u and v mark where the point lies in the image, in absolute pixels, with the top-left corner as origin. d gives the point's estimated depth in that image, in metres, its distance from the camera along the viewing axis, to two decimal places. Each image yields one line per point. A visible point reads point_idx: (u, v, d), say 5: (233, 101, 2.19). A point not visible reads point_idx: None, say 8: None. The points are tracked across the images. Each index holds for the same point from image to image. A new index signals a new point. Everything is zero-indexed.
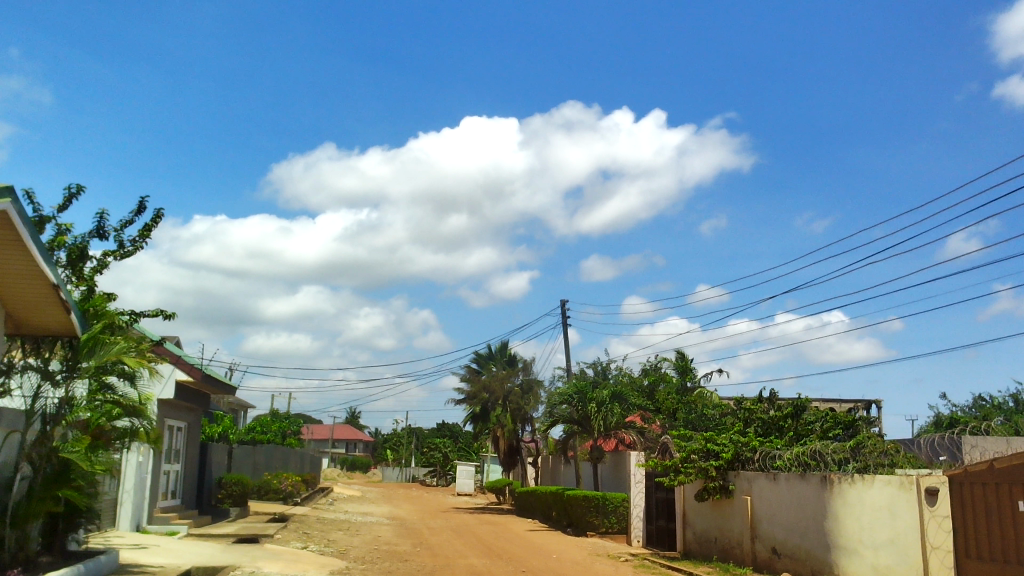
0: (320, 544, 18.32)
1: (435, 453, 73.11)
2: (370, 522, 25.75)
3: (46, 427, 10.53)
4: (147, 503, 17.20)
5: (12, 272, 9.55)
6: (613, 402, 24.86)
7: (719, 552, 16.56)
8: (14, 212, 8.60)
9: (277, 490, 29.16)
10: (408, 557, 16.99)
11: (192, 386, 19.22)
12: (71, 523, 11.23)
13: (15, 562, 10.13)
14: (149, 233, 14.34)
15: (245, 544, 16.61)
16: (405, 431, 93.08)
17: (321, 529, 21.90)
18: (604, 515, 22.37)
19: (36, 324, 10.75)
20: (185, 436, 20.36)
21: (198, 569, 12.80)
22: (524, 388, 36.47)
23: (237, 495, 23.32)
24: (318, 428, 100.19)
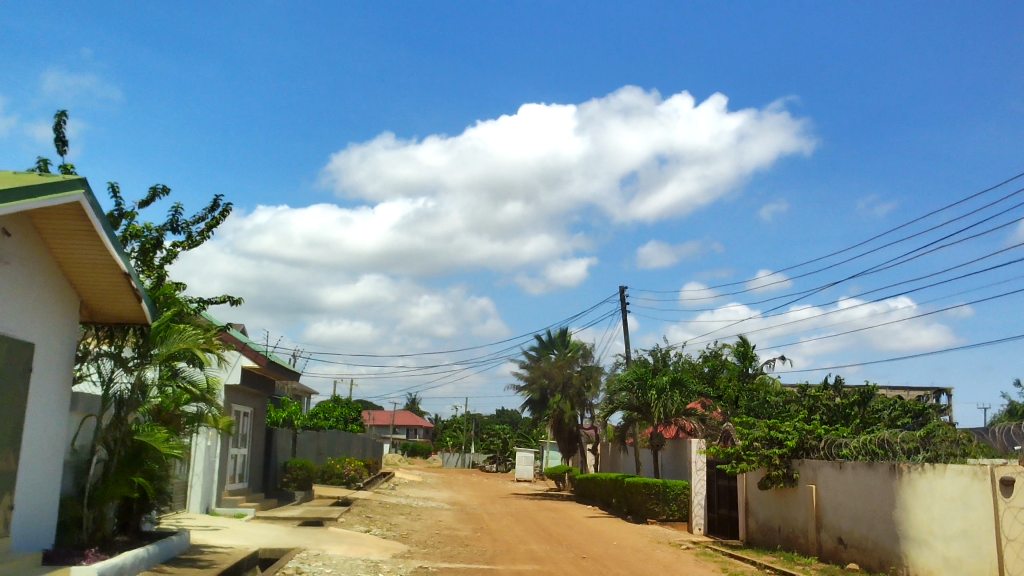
0: (382, 528, 18.58)
1: (493, 439, 73.59)
2: (431, 507, 25.99)
3: (121, 412, 10.85)
4: (215, 485, 17.65)
5: (88, 261, 9.82)
6: (673, 390, 24.60)
7: (782, 542, 16.31)
8: (87, 202, 8.80)
9: (340, 475, 29.64)
10: (468, 542, 17.14)
11: (257, 373, 19.63)
12: (144, 505, 11.57)
13: (93, 541, 10.50)
14: (217, 226, 14.67)
15: (310, 527, 16.96)
16: (464, 417, 93.85)
17: (383, 513, 22.21)
18: (665, 503, 22.20)
19: (109, 312, 11.08)
20: (251, 421, 20.82)
21: (265, 551, 13.10)
22: (584, 373, 36.15)
23: (302, 479, 23.82)
24: (379, 414, 101.61)
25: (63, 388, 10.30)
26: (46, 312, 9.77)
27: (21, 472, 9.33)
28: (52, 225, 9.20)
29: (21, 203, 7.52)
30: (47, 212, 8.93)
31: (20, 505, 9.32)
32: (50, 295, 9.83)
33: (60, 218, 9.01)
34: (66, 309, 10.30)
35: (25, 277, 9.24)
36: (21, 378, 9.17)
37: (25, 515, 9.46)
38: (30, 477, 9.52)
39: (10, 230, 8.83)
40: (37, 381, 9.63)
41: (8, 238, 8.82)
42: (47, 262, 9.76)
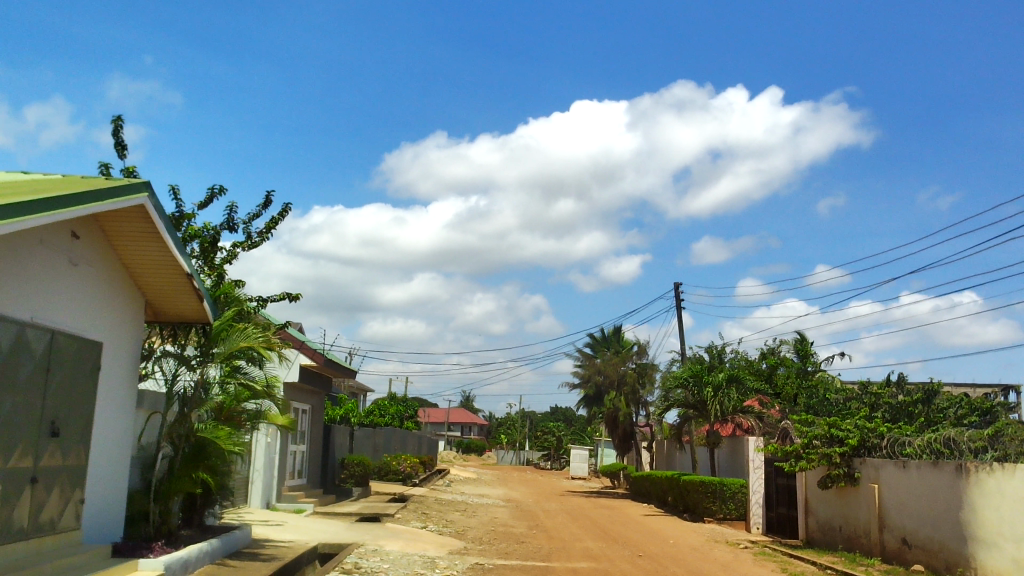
0: (438, 525, 18.73)
1: (547, 437, 73.55)
2: (486, 504, 26.07)
3: (184, 409, 11.13)
4: (275, 481, 17.99)
5: (152, 262, 10.09)
6: (730, 387, 24.29)
7: (844, 542, 16.01)
8: (151, 205, 9.05)
9: (396, 472, 29.92)
10: (524, 539, 17.19)
11: (314, 370, 19.94)
12: (207, 500, 11.83)
13: (159, 535, 10.78)
14: (275, 226, 14.95)
15: (367, 524, 17.18)
16: (518, 415, 93.97)
17: (439, 509, 22.39)
18: (722, 502, 21.94)
19: (172, 312, 11.39)
20: (310, 418, 21.17)
21: (324, 546, 13.31)
22: (639, 371, 35.65)
23: (359, 475, 24.14)
24: (434, 412, 102.33)
25: (130, 386, 10.60)
26: (113, 312, 10.06)
27: (91, 467, 9.62)
28: (117, 227, 9.47)
29: (89, 206, 7.78)
30: (111, 214, 9.20)
31: (91, 499, 9.62)
32: (116, 296, 10.12)
33: (126, 220, 9.27)
34: (131, 310, 10.62)
35: (93, 277, 9.52)
36: (89, 376, 9.46)
37: (95, 508, 9.75)
38: (100, 472, 9.82)
39: (78, 231, 9.11)
40: (105, 379, 9.92)
41: (77, 240, 9.11)
42: (113, 263, 10.05)
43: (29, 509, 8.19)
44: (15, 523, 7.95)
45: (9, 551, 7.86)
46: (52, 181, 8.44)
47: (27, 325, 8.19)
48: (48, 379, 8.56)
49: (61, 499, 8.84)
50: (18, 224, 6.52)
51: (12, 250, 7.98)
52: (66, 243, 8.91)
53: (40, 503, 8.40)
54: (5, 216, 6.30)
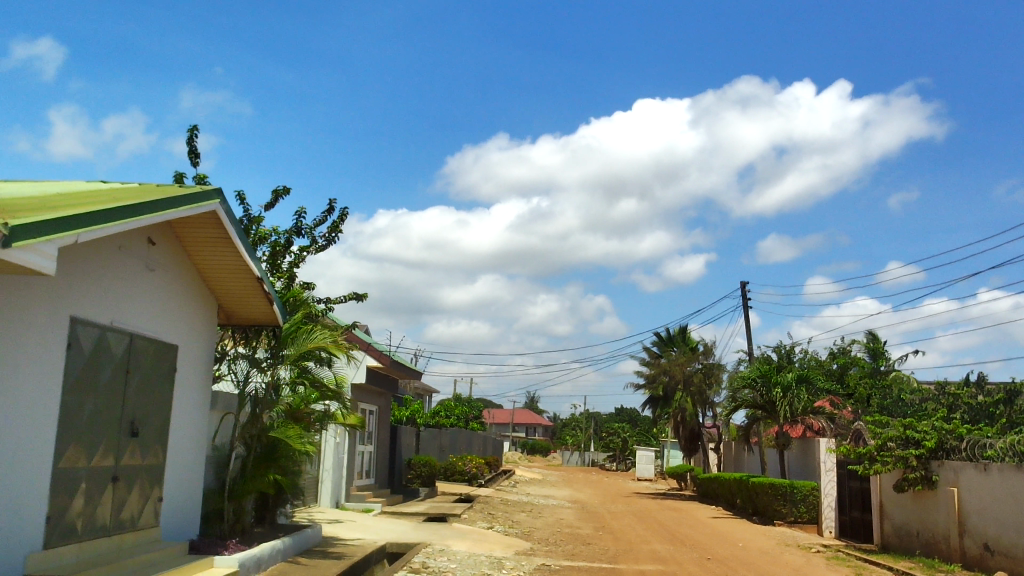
0: (504, 525, 18.78)
1: (613, 438, 73.10)
2: (553, 505, 26.07)
3: (256, 410, 11.39)
4: (344, 481, 18.28)
5: (224, 267, 10.35)
6: (800, 388, 23.79)
7: (921, 547, 15.52)
8: (222, 211, 9.29)
9: (462, 472, 30.07)
10: (590, 541, 17.12)
11: (381, 372, 20.22)
12: (279, 499, 12.08)
13: (233, 533, 11.05)
14: (339, 228, 15.20)
15: (434, 523, 17.34)
16: (583, 416, 93.64)
17: (505, 510, 22.47)
18: (793, 505, 21.46)
19: (243, 315, 11.66)
20: (377, 418, 21.45)
21: (392, 545, 13.47)
22: (706, 371, 35.19)
23: (425, 475, 24.36)
24: (499, 412, 102.58)
25: (204, 388, 10.89)
26: (187, 316, 10.36)
27: (168, 467, 9.91)
28: (191, 233, 9.73)
29: (164, 213, 8.01)
30: (186, 221, 9.47)
31: (168, 498, 9.92)
32: (190, 300, 10.41)
33: (198, 226, 9.52)
34: (205, 314, 10.90)
35: (169, 282, 9.81)
36: (166, 378, 9.74)
37: (172, 506, 10.03)
38: (177, 472, 10.11)
39: (154, 238, 9.40)
40: (181, 382, 10.21)
41: (152, 246, 9.40)
42: (188, 268, 10.34)
43: (111, 507, 8.49)
44: (97, 520, 8.24)
45: (93, 547, 8.16)
46: (129, 190, 8.72)
47: (107, 329, 8.48)
48: (128, 380, 8.85)
49: (140, 497, 9.12)
50: (97, 233, 6.73)
51: (93, 257, 8.28)
52: (142, 249, 9.20)
53: (121, 501, 8.70)
54: (86, 224, 6.53)
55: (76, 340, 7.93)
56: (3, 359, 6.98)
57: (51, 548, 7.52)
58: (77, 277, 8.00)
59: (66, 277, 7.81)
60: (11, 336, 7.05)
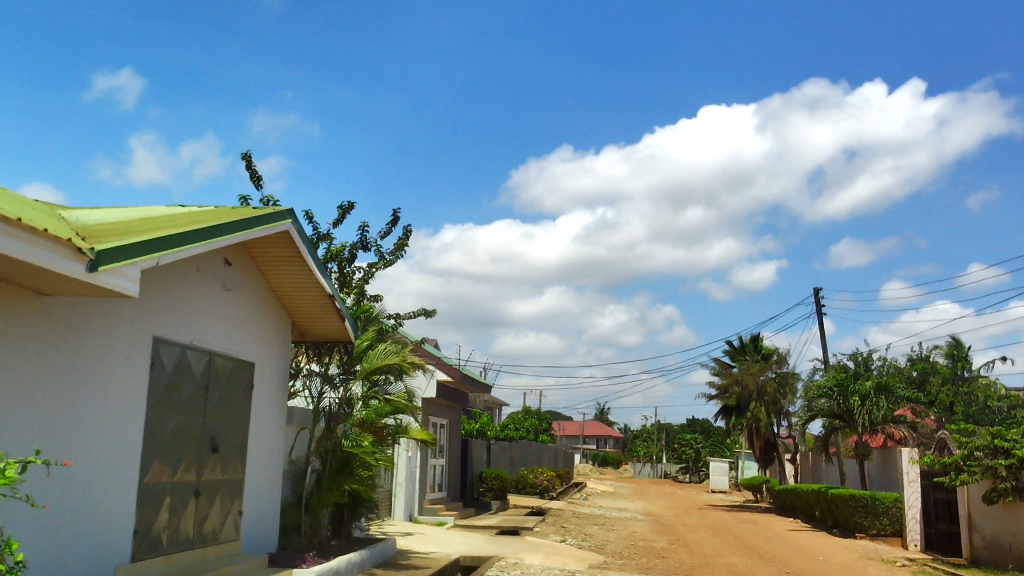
0: (577, 538, 18.68)
1: (685, 449, 72.04)
2: (626, 518, 25.81)
3: (330, 424, 11.56)
4: (417, 495, 18.44)
5: (297, 285, 10.59)
6: (878, 396, 23.10)
7: (1014, 561, 14.86)
8: (295, 231, 9.52)
9: (533, 485, 29.99)
10: (665, 554, 16.89)
11: (451, 386, 20.39)
12: (355, 512, 12.25)
13: (311, 545, 11.25)
14: (405, 244, 15.43)
15: (507, 536, 17.33)
16: (654, 428, 92.54)
17: (577, 522, 22.34)
18: (875, 517, 20.74)
19: (315, 331, 11.90)
20: (448, 432, 21.59)
21: (466, 558, 13.51)
22: (780, 381, 34.47)
23: (497, 489, 24.35)
24: (569, 425, 102.07)
25: (280, 404, 11.14)
26: (263, 334, 10.62)
27: (247, 482, 10.15)
28: (265, 253, 9.99)
29: (239, 235, 8.25)
30: (260, 241, 9.72)
31: (248, 511, 10.16)
32: (266, 318, 10.68)
33: (272, 246, 9.77)
34: (280, 331, 11.16)
35: (245, 301, 10.08)
36: (244, 395, 10.00)
37: (252, 520, 10.27)
38: (256, 486, 10.36)
39: (230, 258, 9.68)
40: (258, 398, 10.46)
41: (228, 266, 9.67)
42: (262, 286, 10.60)
43: (194, 520, 8.73)
44: (181, 533, 8.48)
45: (178, 559, 8.40)
46: (205, 213, 9.00)
47: (187, 348, 8.75)
48: (208, 398, 9.11)
49: (222, 511, 9.37)
50: (176, 255, 6.98)
51: (174, 279, 8.57)
52: (220, 270, 9.49)
53: (204, 514, 8.94)
54: (167, 247, 6.77)
55: (159, 361, 8.21)
56: (92, 380, 7.26)
57: (138, 561, 7.78)
58: (159, 298, 8.29)
59: (149, 300, 8.11)
60: (98, 360, 7.33)
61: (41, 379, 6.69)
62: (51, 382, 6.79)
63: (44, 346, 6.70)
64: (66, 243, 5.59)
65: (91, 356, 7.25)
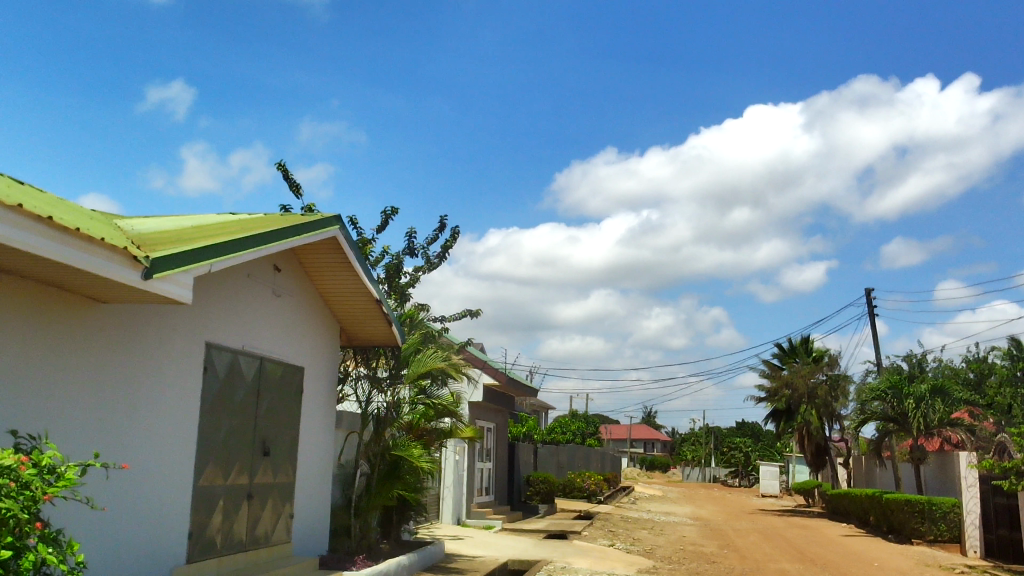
0: (626, 542, 18.56)
1: (734, 453, 71.19)
2: (675, 522, 25.59)
3: (378, 427, 11.63)
4: (465, 498, 18.49)
5: (345, 290, 10.71)
6: (934, 398, 22.61)
7: None
8: (342, 237, 9.62)
9: (581, 489, 29.87)
10: (716, 559, 16.71)
11: (497, 390, 20.42)
12: (403, 516, 12.32)
13: (360, 548, 11.35)
14: (450, 248, 15.51)
15: (555, 540, 17.29)
16: (703, 431, 91.59)
17: (626, 527, 22.18)
18: (932, 522, 20.23)
19: (363, 336, 12.02)
20: (495, 435, 21.64)
21: (513, 562, 13.51)
22: (831, 383, 33.87)
23: (545, 492, 24.31)
24: (616, 428, 101.52)
25: (329, 408, 11.27)
26: (312, 338, 10.76)
27: (298, 485, 10.29)
28: (313, 259, 10.12)
29: (287, 241, 8.37)
30: (308, 248, 9.86)
31: (299, 514, 10.29)
32: (315, 323, 10.83)
33: (320, 252, 9.89)
34: (328, 336, 11.29)
35: (294, 307, 10.22)
36: (294, 398, 10.14)
37: (303, 523, 10.40)
38: (306, 489, 10.49)
39: (279, 265, 9.84)
40: (308, 402, 10.60)
41: (278, 273, 9.82)
42: (311, 292, 10.75)
43: (247, 522, 8.88)
44: (234, 535, 8.63)
45: (232, 561, 8.55)
46: (255, 220, 9.16)
47: (239, 353, 8.90)
48: (259, 402, 9.26)
49: (273, 514, 9.52)
50: (227, 262, 7.11)
51: (225, 285, 8.73)
52: (270, 276, 9.64)
53: (256, 517, 9.08)
54: (218, 254, 6.91)
55: (212, 365, 8.37)
56: (147, 385, 7.43)
57: (194, 562, 7.94)
58: (212, 304, 8.45)
59: (202, 306, 8.27)
60: (153, 365, 7.49)
61: (99, 384, 6.86)
62: (108, 387, 6.95)
63: (101, 351, 6.87)
64: (123, 251, 5.75)
65: (146, 362, 7.41)
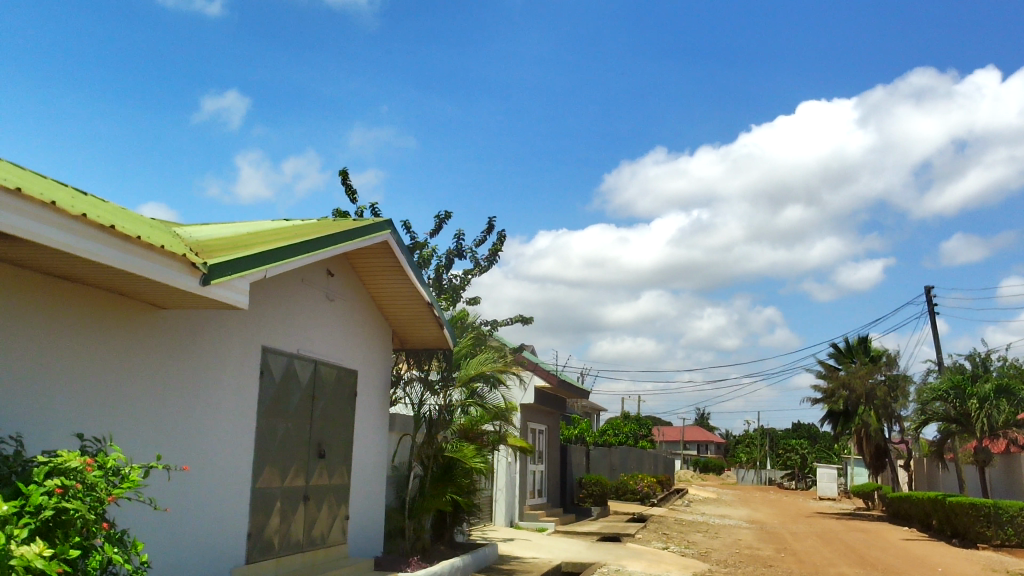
0: (681, 545, 18.39)
1: (790, 456, 69.98)
2: (730, 525, 25.28)
3: (432, 430, 11.65)
4: (517, 501, 18.50)
5: (397, 294, 10.81)
6: (1000, 399, 21.78)
7: None
8: (394, 241, 9.72)
9: (634, 491, 29.67)
10: (773, 563, 16.48)
11: (549, 392, 20.42)
12: (456, 518, 12.38)
13: (415, 550, 11.44)
14: (499, 250, 15.56)
15: (608, 543, 17.21)
16: (757, 433, 90.27)
17: (681, 530, 21.97)
18: (998, 527, 19.68)
19: (415, 339, 12.12)
20: (547, 438, 21.62)
21: (567, 564, 13.48)
22: (890, 384, 33.12)
23: (597, 495, 24.20)
24: (669, 430, 100.56)
25: (382, 411, 11.38)
26: (365, 342, 10.88)
27: (353, 487, 10.41)
28: (366, 263, 10.24)
29: (340, 246, 8.47)
30: (360, 252, 9.97)
31: (354, 515, 10.42)
32: (368, 327, 10.94)
33: (372, 256, 10.00)
34: (381, 339, 11.40)
35: (347, 311, 10.36)
36: (348, 401, 10.26)
37: (358, 524, 10.52)
38: (361, 491, 10.61)
39: (332, 269, 9.97)
40: (362, 405, 10.70)
41: (331, 277, 9.96)
42: (364, 296, 10.87)
43: (304, 524, 9.02)
44: (291, 536, 8.77)
45: (290, 561, 8.69)
46: (309, 226, 9.30)
47: (294, 358, 9.04)
48: (314, 406, 9.39)
49: (329, 515, 9.64)
50: (282, 267, 7.24)
51: (280, 290, 8.88)
52: (323, 280, 9.78)
53: (312, 518, 9.21)
54: (273, 260, 7.02)
55: (268, 369, 8.52)
56: (206, 389, 7.59)
57: (252, 562, 8.09)
58: (268, 310, 8.61)
59: (258, 311, 8.43)
60: (211, 371, 7.65)
61: (160, 389, 7.03)
62: (169, 392, 7.12)
63: (161, 357, 7.04)
64: (182, 258, 5.89)
65: (205, 367, 7.57)
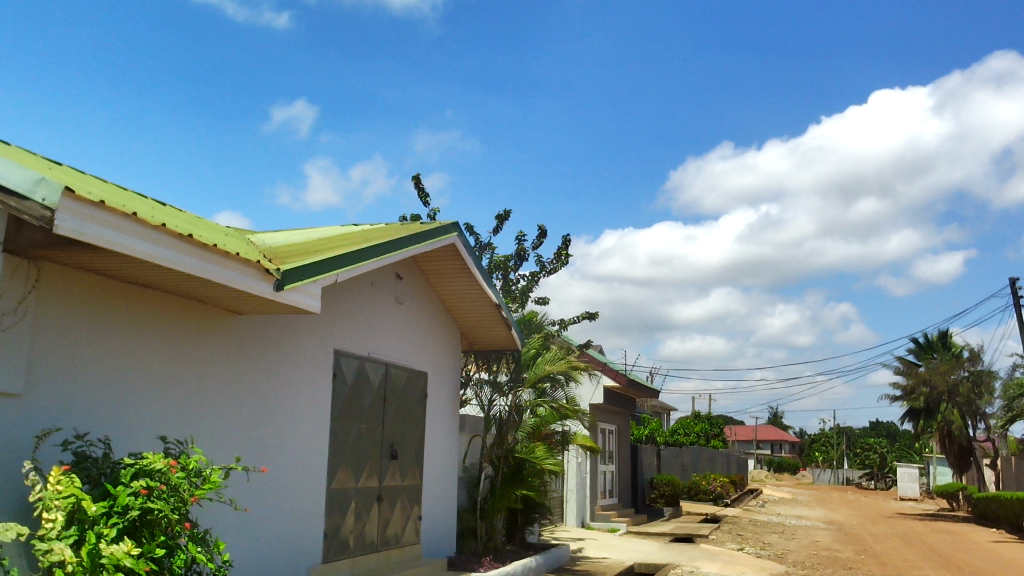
0: (756, 547, 18.07)
1: (869, 455, 68.00)
2: (807, 526, 24.73)
3: (501, 430, 11.73)
4: (588, 501, 18.44)
5: (465, 296, 10.89)
6: None
7: None
8: (460, 243, 9.79)
9: (706, 491, 29.26)
10: (852, 565, 16.06)
11: (618, 392, 20.28)
12: (528, 517, 12.40)
13: (487, 550, 11.51)
14: (565, 251, 15.53)
15: (682, 544, 17.01)
16: (833, 431, 88.06)
17: (756, 531, 21.57)
18: None
19: (484, 341, 12.18)
20: (617, 438, 21.48)
21: (640, 565, 13.37)
22: (974, 379, 31.91)
23: (669, 495, 23.95)
24: (741, 429, 98.79)
25: (453, 412, 11.47)
26: (434, 344, 10.97)
27: (425, 487, 10.52)
28: (434, 266, 10.34)
29: (408, 249, 8.57)
30: (428, 255, 10.07)
31: (427, 515, 10.53)
32: (436, 329, 11.03)
33: (439, 259, 10.10)
34: (450, 341, 11.49)
35: (416, 314, 10.47)
36: (419, 403, 10.37)
37: (430, 524, 10.62)
38: (433, 491, 10.71)
39: (401, 272, 10.09)
40: (432, 406, 10.81)
41: (400, 280, 10.09)
42: (432, 298, 10.98)
43: (378, 524, 9.16)
44: (366, 536, 8.91)
45: (365, 560, 8.84)
46: (377, 230, 9.43)
47: (366, 360, 9.18)
48: (385, 407, 9.52)
49: (402, 515, 9.76)
50: (353, 271, 7.36)
51: (350, 294, 9.01)
52: (392, 284, 9.91)
53: (386, 518, 9.34)
54: (343, 265, 7.14)
55: (340, 371, 8.67)
56: (282, 392, 7.76)
57: (328, 562, 8.23)
58: (339, 313, 8.76)
59: (329, 314, 8.58)
60: (286, 374, 7.82)
61: (238, 393, 7.21)
62: (246, 395, 7.30)
63: (239, 362, 7.23)
64: (256, 264, 6.02)
65: (280, 370, 7.74)
